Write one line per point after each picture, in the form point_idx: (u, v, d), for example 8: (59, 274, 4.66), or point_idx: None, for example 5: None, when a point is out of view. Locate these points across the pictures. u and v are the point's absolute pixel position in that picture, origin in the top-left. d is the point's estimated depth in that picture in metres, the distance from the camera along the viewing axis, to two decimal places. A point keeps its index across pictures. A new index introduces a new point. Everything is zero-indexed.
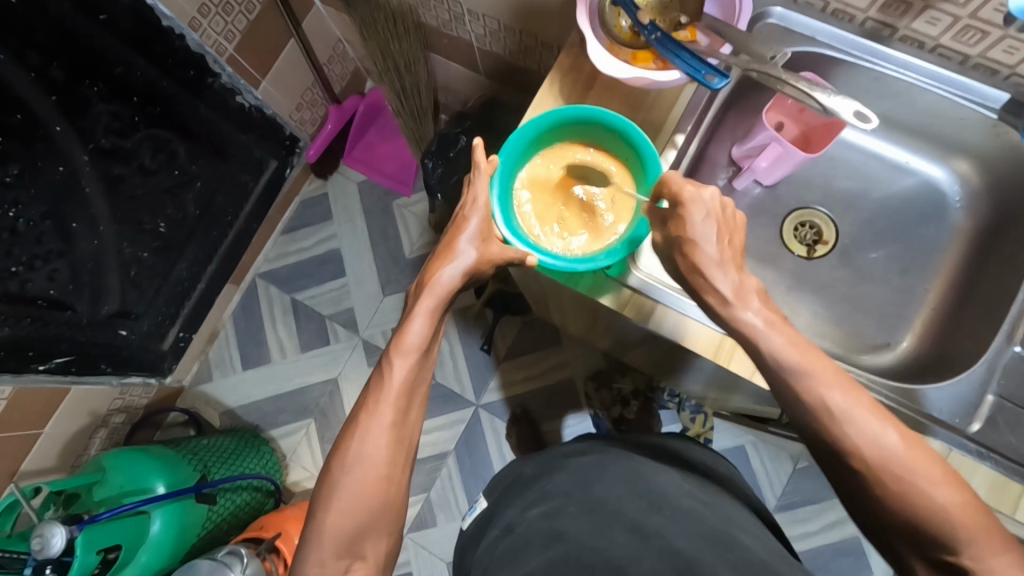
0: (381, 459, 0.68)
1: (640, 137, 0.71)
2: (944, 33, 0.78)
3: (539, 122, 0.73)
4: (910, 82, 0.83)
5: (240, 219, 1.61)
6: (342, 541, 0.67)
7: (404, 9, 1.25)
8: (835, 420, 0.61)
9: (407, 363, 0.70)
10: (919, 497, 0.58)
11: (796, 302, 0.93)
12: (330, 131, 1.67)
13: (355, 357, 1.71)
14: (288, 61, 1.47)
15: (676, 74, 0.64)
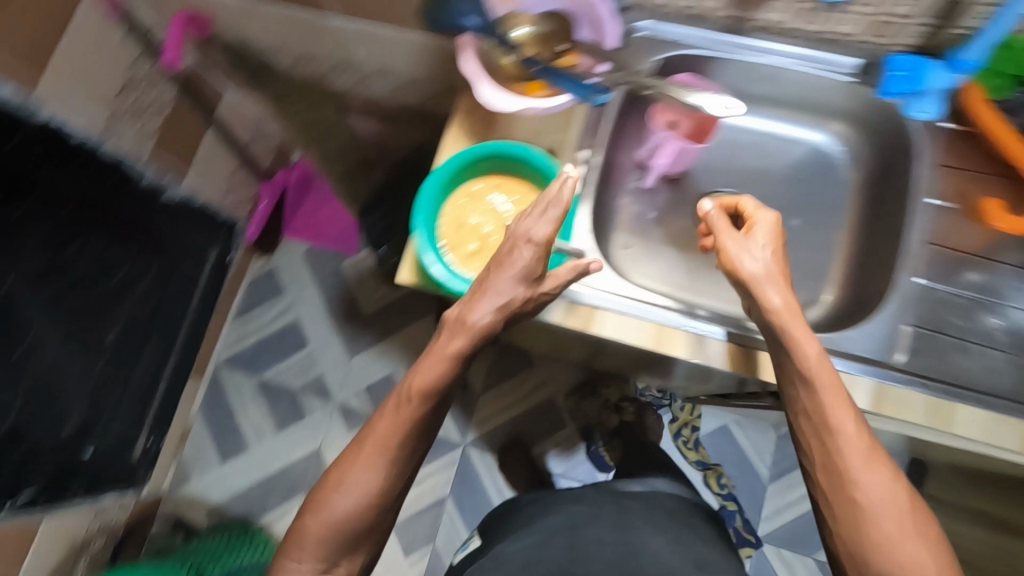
0: (371, 479, 0.74)
1: (541, 159, 0.75)
2: (789, 18, 0.86)
3: (447, 165, 0.75)
4: (771, 65, 0.91)
5: (191, 311, 1.60)
6: (328, 542, 0.74)
7: (313, 79, 1.27)
8: (856, 454, 0.71)
9: (412, 399, 0.73)
10: (903, 548, 0.68)
11: (725, 280, 1.00)
12: (265, 208, 1.74)
13: (335, 425, 1.69)
14: (207, 150, 1.52)
15: (565, 97, 0.70)
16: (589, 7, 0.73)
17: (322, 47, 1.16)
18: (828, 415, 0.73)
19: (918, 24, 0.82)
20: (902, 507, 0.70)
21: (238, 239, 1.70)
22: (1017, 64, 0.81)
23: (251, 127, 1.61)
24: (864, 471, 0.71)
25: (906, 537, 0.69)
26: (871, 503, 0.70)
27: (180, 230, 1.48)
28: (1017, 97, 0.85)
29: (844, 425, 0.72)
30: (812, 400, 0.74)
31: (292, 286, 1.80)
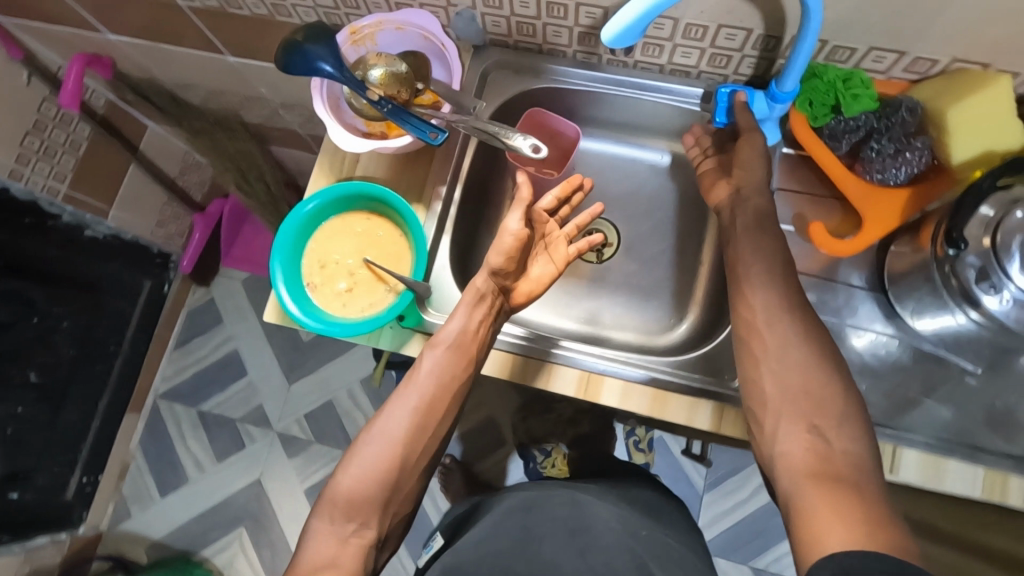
0: (397, 441, 0.63)
1: (391, 197, 0.70)
2: (632, 52, 0.74)
3: (303, 209, 0.71)
4: (627, 95, 0.79)
5: (126, 345, 1.56)
6: (348, 511, 0.61)
7: (225, 113, 1.26)
8: (757, 331, 0.59)
9: (439, 355, 0.66)
10: (827, 400, 0.54)
11: (570, 295, 0.85)
12: (199, 239, 1.67)
13: (275, 455, 1.66)
14: (131, 187, 1.48)
15: (408, 138, 0.71)
16: (437, 44, 0.74)
17: (226, 85, 1.12)
18: (749, 257, 0.62)
19: (749, 55, 0.69)
20: (818, 363, 0.56)
21: (172, 271, 1.67)
22: (823, 94, 0.65)
23: (179, 159, 1.60)
24: (783, 311, 0.59)
25: (829, 388, 0.55)
26: (783, 357, 0.57)
27: (112, 268, 1.45)
28: (833, 125, 0.66)
29: (757, 276, 0.61)
30: (750, 253, 0.63)
31: (230, 316, 1.77)
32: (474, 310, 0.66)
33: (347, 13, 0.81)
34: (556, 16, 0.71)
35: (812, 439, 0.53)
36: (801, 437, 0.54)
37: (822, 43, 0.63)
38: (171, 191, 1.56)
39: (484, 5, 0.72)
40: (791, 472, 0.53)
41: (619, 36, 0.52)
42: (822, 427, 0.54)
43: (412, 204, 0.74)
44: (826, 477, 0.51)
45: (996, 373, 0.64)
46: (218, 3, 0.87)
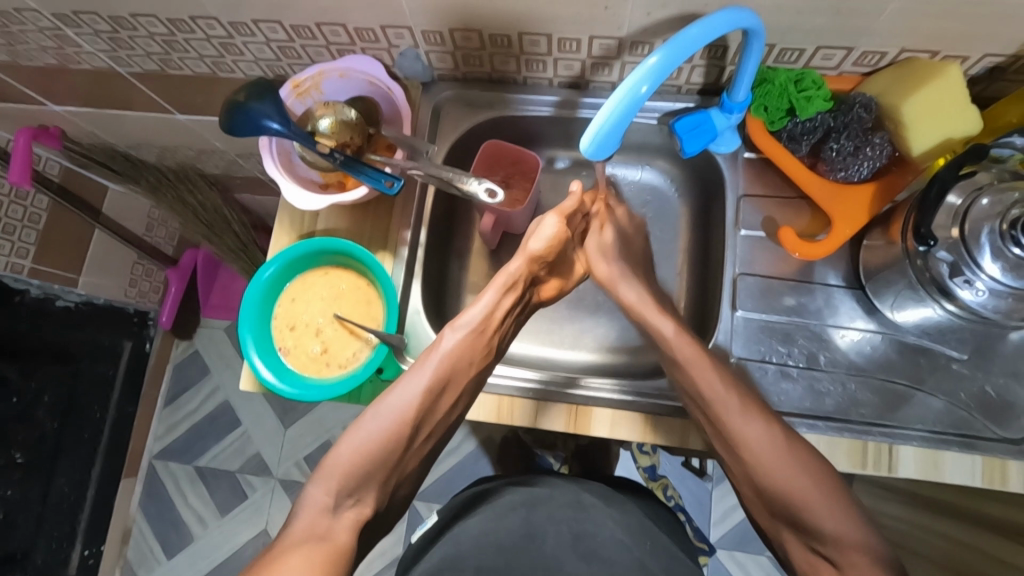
0: (406, 419, 0.60)
1: (349, 248, 0.69)
2: (584, 72, 0.73)
3: (263, 277, 0.69)
4: (587, 116, 0.77)
5: (112, 409, 1.36)
6: (346, 485, 0.56)
7: (184, 166, 1.23)
8: (687, 369, 0.61)
9: (459, 338, 0.64)
10: (818, 512, 0.54)
11: (550, 321, 0.83)
12: (176, 294, 1.43)
13: (277, 503, 1.43)
14: (102, 247, 1.31)
15: (364, 189, 0.70)
16: (382, 88, 0.73)
17: (180, 140, 1.08)
18: (689, 379, 0.61)
19: (697, 66, 0.67)
20: (794, 468, 0.55)
21: (152, 328, 1.44)
22: (777, 99, 0.64)
23: (144, 215, 1.40)
24: (738, 424, 0.58)
25: (814, 498, 0.54)
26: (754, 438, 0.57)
27: (82, 334, 1.26)
28: (792, 127, 0.66)
29: (697, 387, 0.60)
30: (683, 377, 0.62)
31: (219, 364, 1.52)
32: (500, 299, 0.65)
33: (290, 64, 0.79)
34: (501, 46, 0.70)
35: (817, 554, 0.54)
36: (806, 552, 0.55)
37: (769, 47, 0.62)
38: (142, 250, 1.33)
39: (427, 43, 0.71)
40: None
41: (597, 147, 0.51)
42: (822, 546, 0.53)
43: (375, 254, 0.73)
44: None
45: (983, 356, 0.64)
46: (157, 65, 0.85)
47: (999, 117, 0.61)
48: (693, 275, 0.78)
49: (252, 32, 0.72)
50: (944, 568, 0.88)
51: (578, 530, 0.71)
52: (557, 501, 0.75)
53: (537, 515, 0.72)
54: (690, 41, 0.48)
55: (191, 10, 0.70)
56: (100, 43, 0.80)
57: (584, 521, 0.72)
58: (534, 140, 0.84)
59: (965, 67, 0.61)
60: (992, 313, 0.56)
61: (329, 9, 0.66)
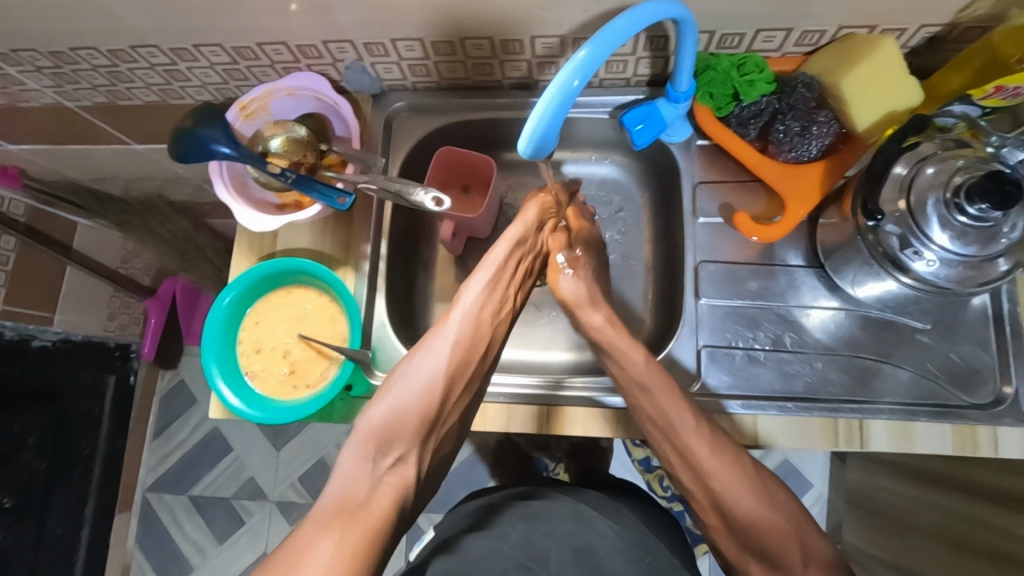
0: (439, 374, 0.62)
1: (308, 266, 0.69)
2: (533, 72, 0.73)
3: (224, 304, 0.69)
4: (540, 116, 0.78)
5: (99, 447, 1.28)
6: (383, 445, 0.58)
7: (150, 196, 1.22)
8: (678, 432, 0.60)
9: (479, 292, 0.66)
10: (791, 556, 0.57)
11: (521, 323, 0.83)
12: (155, 326, 1.39)
13: (276, 526, 1.40)
14: (75, 284, 1.28)
15: (318, 207, 0.70)
16: (331, 103, 0.72)
17: (141, 170, 1.07)
18: (660, 410, 0.60)
19: (642, 57, 0.67)
20: (761, 503, 0.58)
21: (134, 361, 1.40)
22: (721, 86, 0.65)
23: (116, 248, 1.35)
24: (709, 460, 0.59)
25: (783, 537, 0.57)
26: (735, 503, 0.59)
27: (63, 375, 1.23)
28: (739, 112, 0.67)
29: (664, 408, 0.60)
30: (653, 406, 0.61)
31: (204, 393, 1.49)
32: (514, 253, 0.67)
33: (238, 86, 0.79)
34: (446, 53, 0.70)
35: None
36: None
37: (709, 34, 0.62)
38: (117, 284, 1.31)
39: (372, 56, 0.71)
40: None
41: (535, 144, 0.51)
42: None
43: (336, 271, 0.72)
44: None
45: (947, 325, 0.65)
46: (105, 97, 0.84)
47: (939, 86, 0.62)
48: (659, 268, 0.78)
49: (195, 57, 0.72)
50: (944, 538, 0.88)
51: (580, 543, 0.71)
52: (556, 514, 0.74)
53: (537, 531, 0.72)
54: (618, 31, 0.48)
55: (130, 40, 0.69)
56: (45, 79, 0.79)
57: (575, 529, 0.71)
58: (493, 142, 0.83)
59: (904, 39, 0.62)
60: (946, 282, 0.55)
61: (268, 29, 0.66)
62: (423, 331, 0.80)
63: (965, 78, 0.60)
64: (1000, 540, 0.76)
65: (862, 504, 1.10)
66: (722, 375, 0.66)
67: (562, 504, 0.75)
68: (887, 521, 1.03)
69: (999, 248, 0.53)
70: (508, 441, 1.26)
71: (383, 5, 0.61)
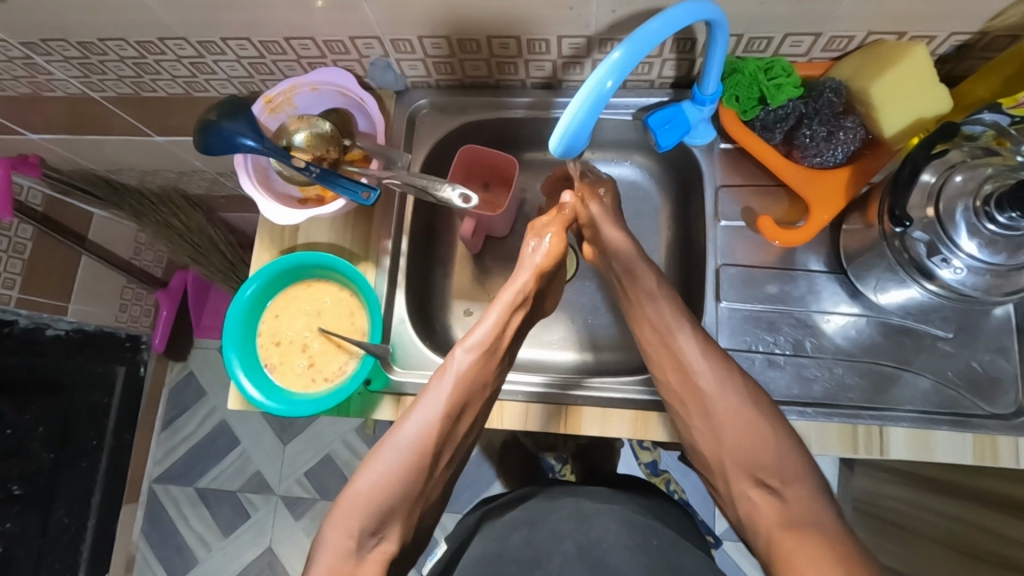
0: (426, 446, 0.60)
1: (331, 260, 0.69)
2: (556, 72, 0.73)
3: (247, 296, 0.69)
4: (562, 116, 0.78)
5: (109, 438, 1.34)
6: (368, 524, 0.56)
7: (166, 188, 1.23)
8: (671, 334, 0.63)
9: (472, 359, 0.63)
10: (769, 454, 0.57)
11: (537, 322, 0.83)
12: (167, 317, 1.40)
13: (281, 521, 1.40)
14: (90, 274, 1.28)
15: (341, 201, 0.70)
16: (356, 99, 0.73)
17: (160, 162, 1.08)
18: (662, 316, 0.64)
19: (668, 59, 0.67)
20: (747, 408, 0.59)
21: (145, 352, 1.41)
22: (747, 89, 0.65)
23: (131, 239, 1.36)
24: (700, 363, 0.61)
25: (765, 441, 0.57)
26: (719, 411, 0.60)
27: (74, 364, 1.23)
28: (764, 116, 0.67)
29: (662, 314, 0.64)
30: (656, 312, 0.65)
31: (213, 386, 1.50)
32: (508, 316, 0.66)
33: (262, 80, 0.79)
34: (471, 51, 0.70)
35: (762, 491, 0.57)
36: (752, 490, 0.57)
37: (737, 37, 0.62)
38: (131, 274, 1.32)
39: (397, 52, 0.71)
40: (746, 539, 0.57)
41: (565, 143, 0.51)
42: (771, 480, 0.56)
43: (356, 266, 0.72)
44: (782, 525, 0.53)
45: (967, 334, 0.64)
46: (130, 88, 0.84)
47: (968, 94, 0.62)
48: (677, 270, 0.78)
49: (222, 51, 0.73)
50: (951, 547, 0.87)
51: (583, 542, 0.69)
52: (558, 516, 0.73)
53: (539, 534, 0.71)
54: (652, 33, 0.48)
55: (158, 32, 0.70)
56: (71, 69, 0.80)
57: (590, 530, 0.70)
58: (513, 141, 0.84)
59: (933, 46, 0.61)
60: (972, 291, 0.55)
61: (296, 23, 0.66)
62: (440, 328, 0.80)
63: (992, 86, 0.60)
64: (1004, 549, 0.76)
65: (869, 512, 1.10)
66: None
67: (575, 504, 0.74)
68: (893, 530, 1.02)
69: None
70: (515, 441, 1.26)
71: (412, 2, 0.61)
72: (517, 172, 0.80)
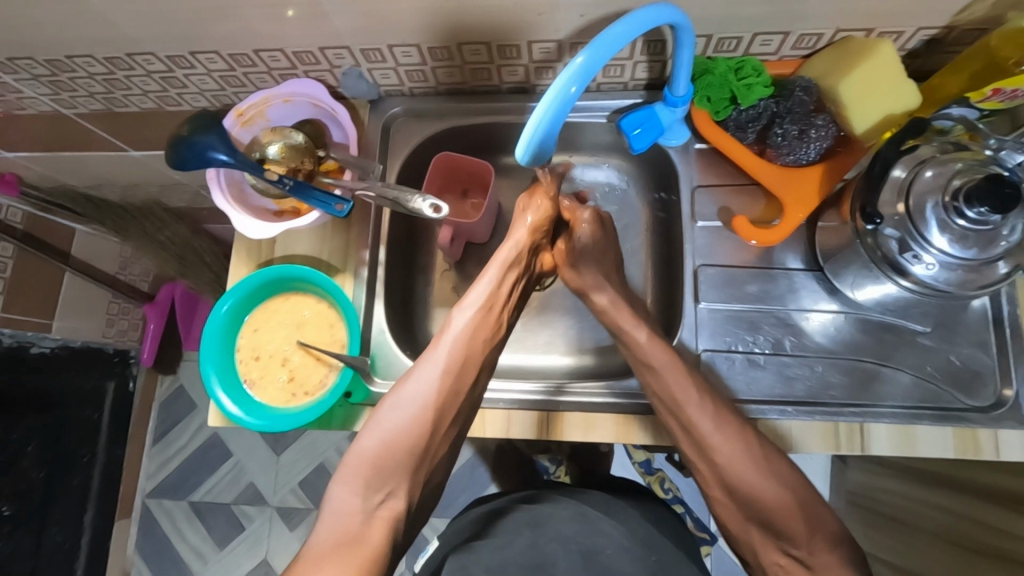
0: (429, 403, 0.60)
1: (307, 272, 0.68)
2: (531, 77, 0.73)
3: (224, 311, 0.69)
4: None
5: (99, 454, 1.33)
6: (373, 480, 0.57)
7: (148, 202, 1.22)
8: (679, 406, 0.60)
9: (470, 317, 0.64)
10: (796, 525, 0.56)
11: (521, 328, 0.83)
12: (155, 330, 1.39)
13: (277, 532, 1.40)
14: (74, 291, 1.26)
15: (315, 214, 0.70)
16: (328, 110, 0.72)
17: (140, 177, 1.07)
18: (667, 387, 0.61)
19: (639, 62, 0.67)
20: (768, 479, 0.57)
21: (133, 367, 1.40)
22: (719, 89, 0.65)
23: (115, 254, 1.35)
24: (714, 436, 0.59)
25: (791, 511, 0.56)
26: (741, 484, 0.58)
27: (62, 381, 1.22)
28: (736, 116, 0.67)
29: (669, 385, 0.61)
30: (660, 382, 0.61)
31: (204, 398, 1.49)
32: (504, 276, 0.67)
33: (235, 93, 0.78)
34: (443, 58, 0.70)
35: (792, 560, 0.56)
36: (780, 557, 0.57)
37: (706, 37, 0.62)
38: (116, 289, 1.31)
39: (369, 62, 0.70)
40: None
41: (533, 150, 0.51)
42: (798, 551, 0.56)
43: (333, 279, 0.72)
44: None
45: (947, 328, 0.65)
46: (102, 104, 0.83)
47: (938, 88, 0.62)
48: (659, 272, 0.78)
49: (191, 65, 0.72)
50: (945, 539, 0.87)
51: (586, 548, 0.71)
52: (560, 517, 0.73)
53: (544, 536, 0.71)
54: (616, 37, 0.48)
55: (126, 47, 0.69)
56: (41, 87, 0.79)
57: None
58: (491, 147, 0.83)
59: (901, 42, 0.61)
60: (946, 286, 0.55)
61: (265, 36, 0.65)
62: (422, 336, 0.80)
63: (962, 81, 0.60)
64: (1000, 541, 0.76)
65: (863, 505, 1.10)
66: (722, 380, 0.65)
67: (565, 508, 0.74)
68: (888, 523, 1.02)
69: (999, 251, 0.53)
70: (509, 445, 1.26)
71: (380, 11, 0.61)
72: (495, 177, 0.79)
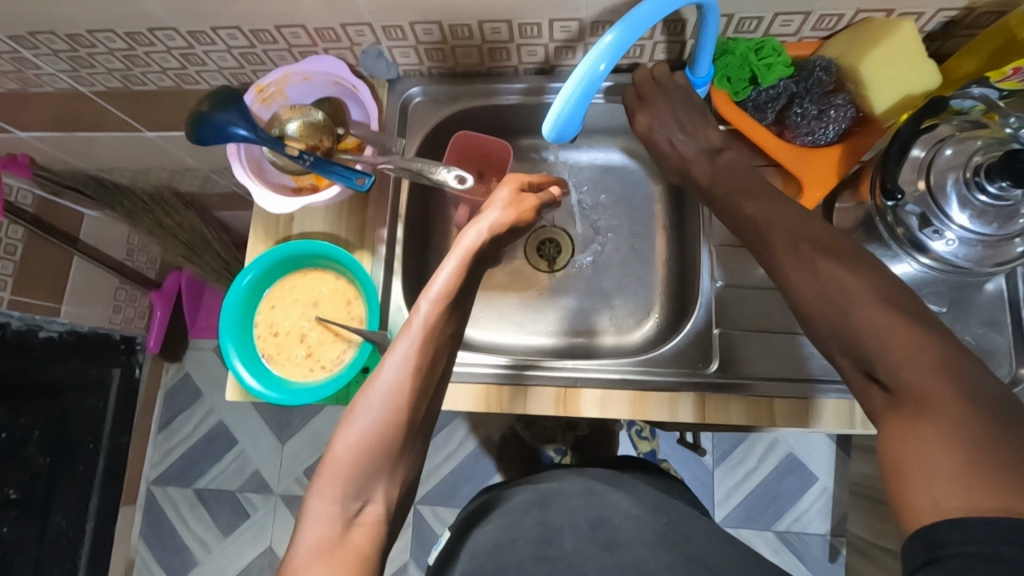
0: (401, 403, 0.51)
1: (327, 248, 0.69)
2: (548, 57, 0.73)
3: (242, 285, 0.69)
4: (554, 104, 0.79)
5: (105, 440, 1.33)
6: (350, 487, 0.49)
7: (159, 186, 1.22)
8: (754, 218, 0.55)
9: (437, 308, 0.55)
10: (892, 353, 0.43)
11: (535, 310, 0.83)
12: (162, 318, 1.39)
13: (281, 519, 1.40)
14: (82, 275, 1.25)
15: (336, 188, 0.70)
16: (348, 87, 0.73)
17: (153, 160, 1.07)
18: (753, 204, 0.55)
19: (659, 41, 0.67)
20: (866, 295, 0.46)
21: (140, 354, 1.40)
22: (738, 69, 0.66)
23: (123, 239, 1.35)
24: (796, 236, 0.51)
25: (890, 334, 0.44)
26: (829, 310, 0.47)
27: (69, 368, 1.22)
28: (756, 96, 0.67)
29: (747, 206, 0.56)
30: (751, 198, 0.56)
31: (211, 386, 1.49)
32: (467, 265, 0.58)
33: (254, 71, 0.79)
34: (463, 37, 0.70)
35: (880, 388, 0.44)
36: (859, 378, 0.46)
37: (728, 17, 0.63)
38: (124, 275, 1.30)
39: (389, 39, 0.71)
40: (944, 531, 0.37)
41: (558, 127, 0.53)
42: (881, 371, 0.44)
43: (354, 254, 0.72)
44: (969, 481, 0.38)
45: (960, 308, 0.65)
46: (119, 82, 0.84)
47: (955, 69, 0.63)
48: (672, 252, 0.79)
49: (212, 41, 0.72)
50: None
51: (594, 517, 0.69)
52: (568, 493, 0.72)
53: (553, 512, 0.70)
54: (642, 15, 0.48)
55: (148, 22, 0.69)
56: (60, 63, 0.79)
57: (598, 510, 0.70)
58: (506, 130, 0.84)
59: (921, 23, 0.62)
60: (965, 262, 0.56)
61: (286, 11, 0.66)
62: None
63: (979, 61, 0.61)
64: None
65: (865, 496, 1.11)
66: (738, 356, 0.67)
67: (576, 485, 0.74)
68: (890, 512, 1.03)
69: (1017, 228, 0.54)
70: (513, 434, 1.26)
71: None
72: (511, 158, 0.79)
